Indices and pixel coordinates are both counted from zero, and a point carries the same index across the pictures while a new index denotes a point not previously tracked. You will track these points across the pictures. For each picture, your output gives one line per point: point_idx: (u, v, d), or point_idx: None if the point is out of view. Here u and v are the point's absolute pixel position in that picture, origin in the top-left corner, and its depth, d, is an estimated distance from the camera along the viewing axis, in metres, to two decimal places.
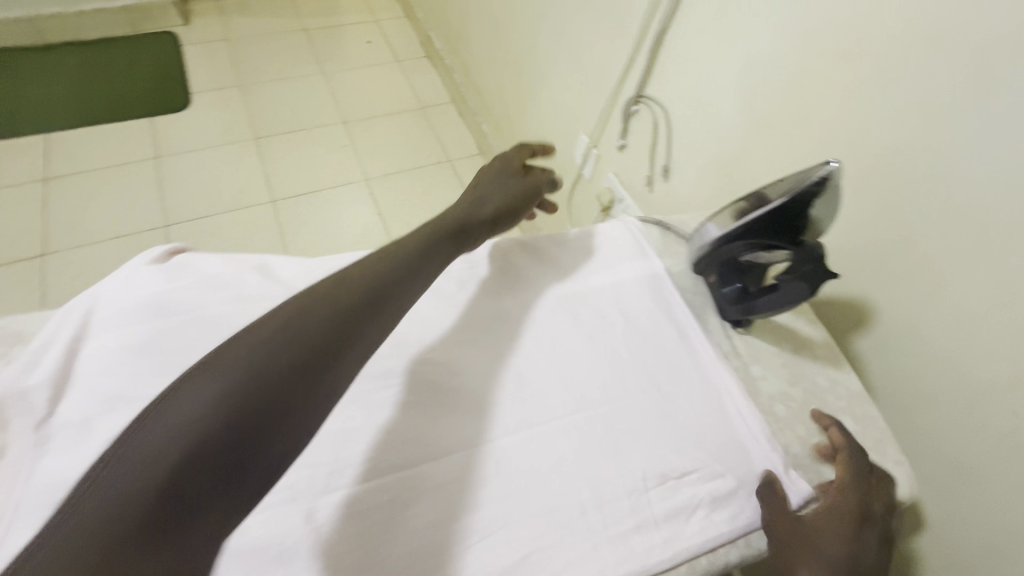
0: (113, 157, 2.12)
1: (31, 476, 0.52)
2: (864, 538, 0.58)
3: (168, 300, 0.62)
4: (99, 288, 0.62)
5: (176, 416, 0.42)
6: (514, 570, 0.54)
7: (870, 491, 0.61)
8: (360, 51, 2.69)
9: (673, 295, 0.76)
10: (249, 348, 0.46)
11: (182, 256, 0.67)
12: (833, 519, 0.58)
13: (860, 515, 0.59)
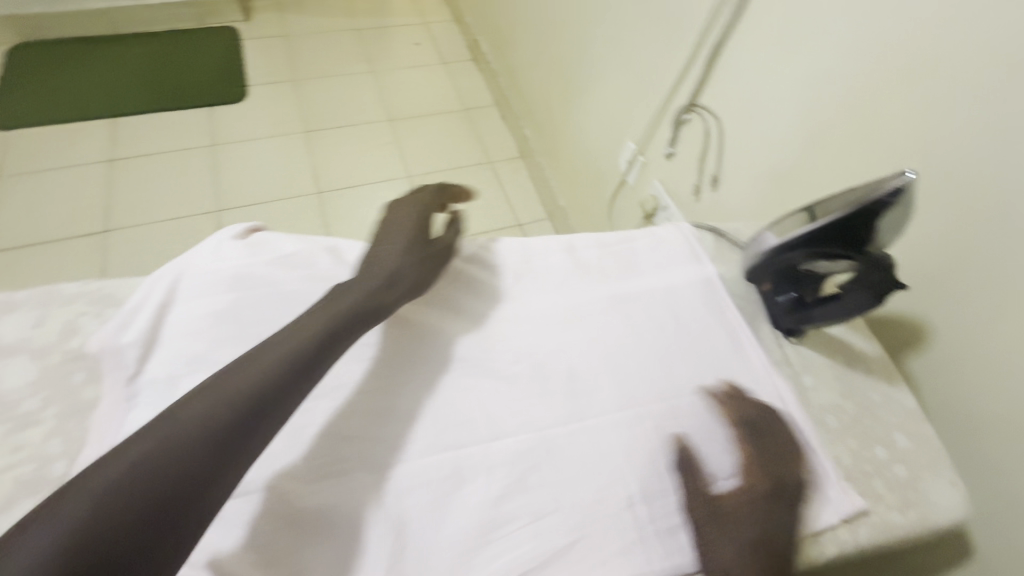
0: (174, 143, 2.22)
1: (122, 426, 0.56)
2: (772, 513, 0.59)
3: (249, 274, 0.66)
4: (185, 258, 0.66)
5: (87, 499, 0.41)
6: (562, 553, 0.56)
7: (771, 463, 0.62)
8: (408, 51, 2.76)
9: (726, 300, 0.77)
10: (185, 411, 0.47)
11: (260, 234, 0.71)
12: (748, 502, 0.59)
13: (763, 488, 0.60)
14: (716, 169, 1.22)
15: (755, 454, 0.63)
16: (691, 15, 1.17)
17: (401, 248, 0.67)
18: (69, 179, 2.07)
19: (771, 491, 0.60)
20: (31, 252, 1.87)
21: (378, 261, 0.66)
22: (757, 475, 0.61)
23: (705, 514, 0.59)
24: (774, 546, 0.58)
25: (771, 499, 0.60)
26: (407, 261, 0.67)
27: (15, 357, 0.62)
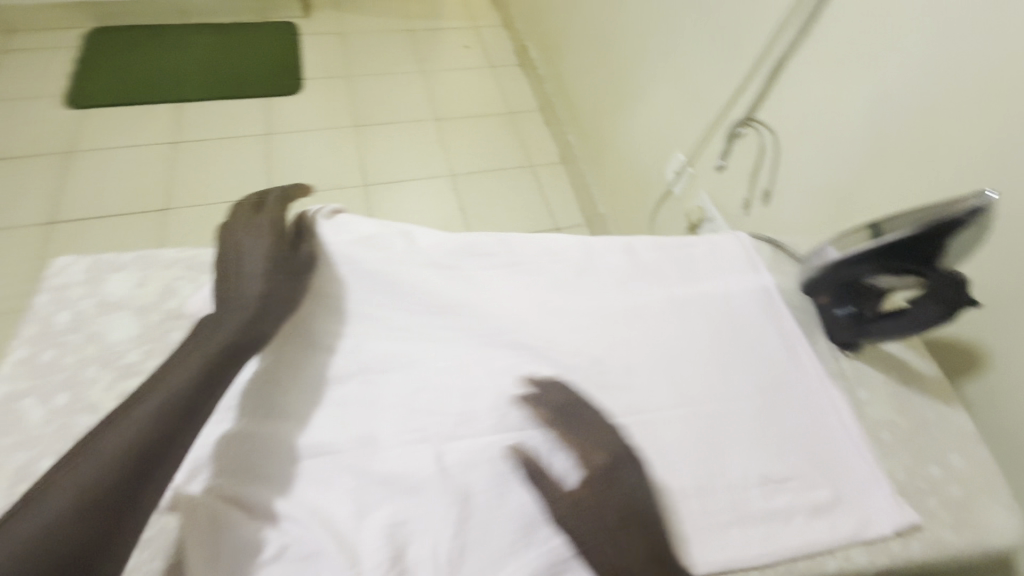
0: (231, 130, 2.31)
1: None
2: (620, 484, 0.59)
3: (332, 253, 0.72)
4: (275, 234, 0.73)
5: (53, 497, 0.47)
6: (618, 536, 0.58)
7: (601, 430, 0.62)
8: (457, 54, 2.82)
9: (784, 310, 0.78)
10: (79, 468, 0.49)
11: (343, 217, 0.77)
12: (588, 483, 0.58)
13: (602, 461, 0.60)
14: (768, 184, 1.23)
15: (575, 431, 0.62)
16: (754, 31, 1.18)
17: (262, 268, 0.65)
18: (134, 157, 2.17)
19: (609, 460, 0.60)
20: (96, 224, 1.97)
21: (242, 294, 0.64)
22: (592, 450, 0.61)
23: (568, 513, 0.57)
24: (642, 517, 0.58)
25: (613, 473, 0.59)
26: (272, 281, 0.65)
27: (121, 312, 0.67)
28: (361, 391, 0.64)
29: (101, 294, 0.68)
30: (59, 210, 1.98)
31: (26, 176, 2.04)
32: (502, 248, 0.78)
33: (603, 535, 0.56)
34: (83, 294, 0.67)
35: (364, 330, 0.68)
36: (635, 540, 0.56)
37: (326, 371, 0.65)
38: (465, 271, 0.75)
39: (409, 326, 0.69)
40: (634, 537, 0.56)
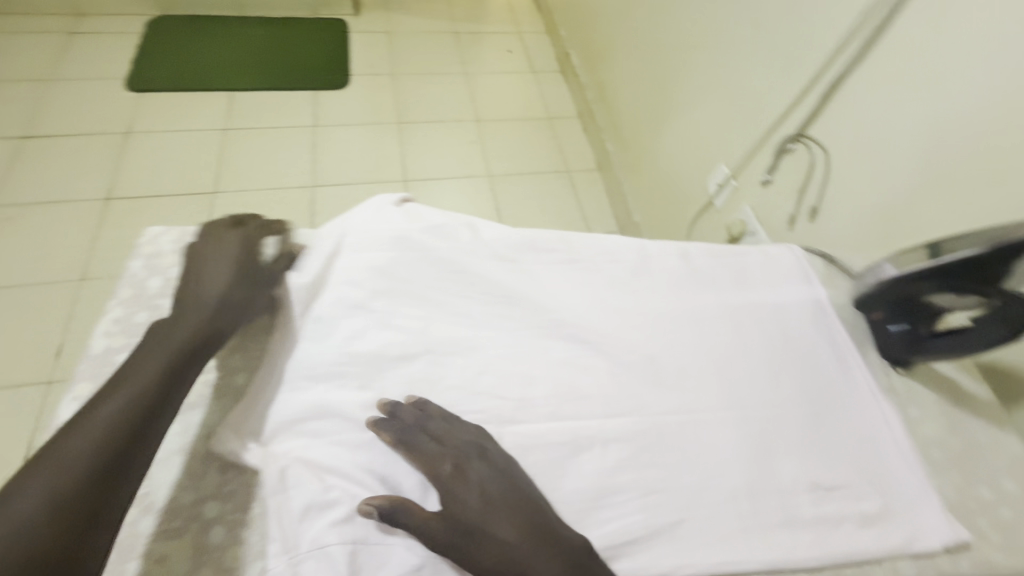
0: (277, 122, 2.35)
1: (295, 351, 0.67)
2: (473, 481, 0.57)
3: (407, 239, 0.76)
4: (352, 217, 0.77)
5: (35, 485, 0.49)
6: (671, 530, 0.60)
7: (445, 431, 0.61)
8: (500, 58, 2.87)
9: (836, 323, 0.79)
10: (54, 458, 0.50)
11: (412, 206, 0.81)
12: (454, 504, 0.56)
13: (450, 465, 0.58)
14: (815, 201, 1.23)
15: (417, 442, 0.60)
16: (812, 50, 1.19)
17: (225, 276, 0.68)
18: (185, 139, 2.22)
19: (456, 460, 0.58)
20: (145, 203, 2.01)
21: (199, 297, 0.65)
22: (436, 458, 0.59)
23: (443, 528, 0.55)
24: (508, 502, 0.56)
25: (460, 477, 0.57)
26: (235, 287, 0.67)
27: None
28: (428, 371, 0.67)
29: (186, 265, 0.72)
30: (114, 188, 2.03)
31: (86, 153, 2.10)
32: (562, 245, 0.81)
33: (475, 539, 0.54)
34: (174, 262, 0.73)
35: (431, 313, 0.71)
36: (502, 524, 0.55)
37: (395, 348, 0.67)
38: (527, 265, 0.78)
39: (474, 313, 0.72)
40: (507, 521, 0.55)
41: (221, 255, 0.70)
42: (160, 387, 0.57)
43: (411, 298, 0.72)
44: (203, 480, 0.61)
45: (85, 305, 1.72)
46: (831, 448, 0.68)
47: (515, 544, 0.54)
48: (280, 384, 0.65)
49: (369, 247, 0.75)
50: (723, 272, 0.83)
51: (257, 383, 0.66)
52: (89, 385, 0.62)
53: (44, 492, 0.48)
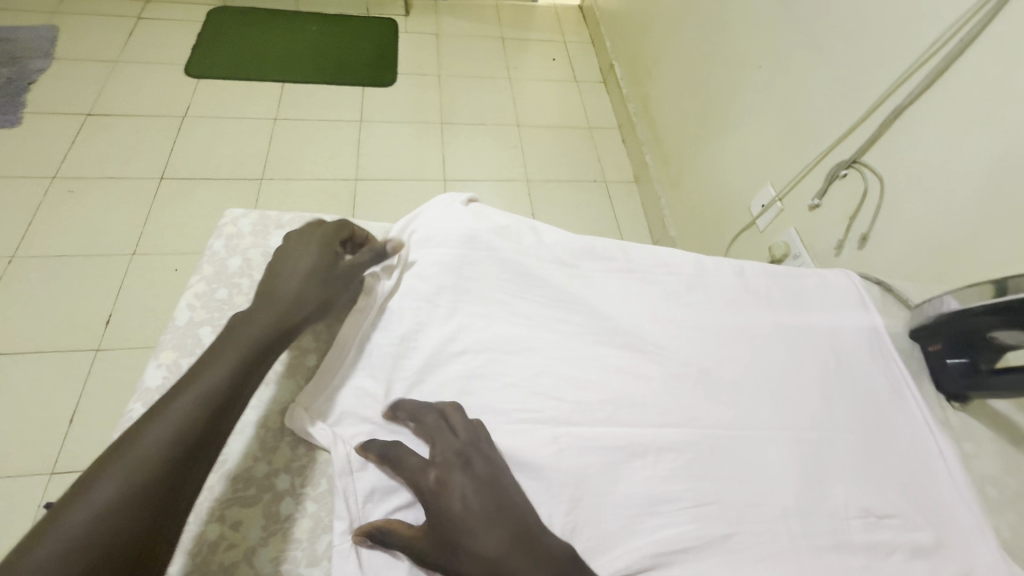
0: (326, 114, 2.41)
1: (367, 343, 0.73)
2: (454, 491, 0.57)
3: (475, 237, 0.79)
4: (427, 215, 0.82)
5: (126, 460, 0.51)
6: (722, 543, 0.60)
7: (431, 443, 0.61)
8: (544, 65, 2.90)
9: (893, 352, 0.79)
10: (144, 434, 0.53)
11: (479, 205, 0.85)
12: (437, 519, 0.56)
13: (434, 477, 0.58)
14: (866, 228, 1.22)
15: (403, 455, 0.61)
16: (868, 83, 1.20)
17: (303, 273, 0.71)
18: (238, 126, 2.28)
19: (439, 471, 0.58)
20: (195, 185, 2.06)
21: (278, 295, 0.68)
22: (422, 469, 0.59)
23: (428, 539, 0.55)
24: (489, 515, 0.55)
25: (443, 488, 0.57)
26: (309, 283, 0.70)
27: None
28: (490, 365, 0.69)
29: None
30: (168, 168, 2.09)
31: (144, 133, 2.17)
32: (621, 254, 0.83)
33: (457, 552, 0.54)
34: (250, 244, 0.82)
35: (495, 311, 0.74)
36: (481, 536, 0.53)
37: (458, 341, 0.70)
38: (585, 272, 0.80)
39: (534, 314, 0.74)
40: (487, 534, 0.54)
41: (300, 255, 0.74)
42: (235, 378, 0.59)
43: (475, 294, 0.74)
44: (273, 453, 0.69)
45: (134, 278, 1.77)
46: (884, 476, 0.68)
47: (494, 559, 0.52)
48: (352, 372, 0.72)
49: (439, 242, 0.78)
50: (780, 294, 0.83)
51: (330, 369, 0.72)
52: (173, 353, 0.70)
53: (124, 475, 0.50)
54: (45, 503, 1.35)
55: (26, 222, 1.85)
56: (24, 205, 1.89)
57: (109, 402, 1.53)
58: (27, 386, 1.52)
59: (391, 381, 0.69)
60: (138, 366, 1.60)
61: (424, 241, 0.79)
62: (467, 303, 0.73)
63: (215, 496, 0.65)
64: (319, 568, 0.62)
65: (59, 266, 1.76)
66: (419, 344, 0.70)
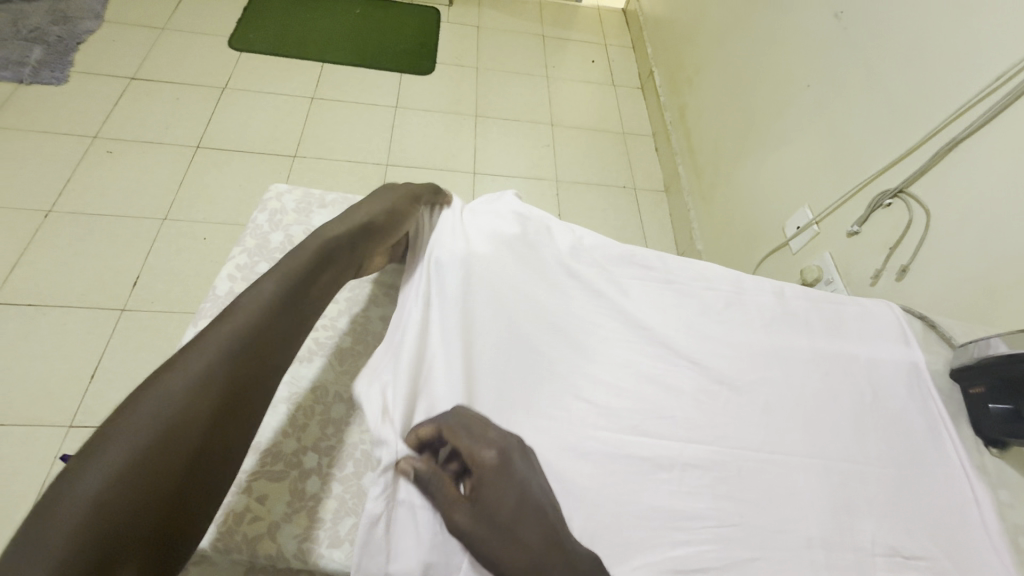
0: (363, 96, 2.42)
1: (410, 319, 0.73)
2: (514, 476, 0.58)
3: (522, 242, 0.83)
4: (476, 215, 0.87)
5: (189, 373, 0.55)
6: (742, 567, 0.59)
7: (490, 424, 0.62)
8: (583, 67, 2.88)
9: (932, 390, 0.77)
10: (205, 351, 0.56)
11: (522, 209, 0.88)
12: (492, 498, 0.57)
13: (493, 455, 0.59)
14: (907, 259, 1.18)
15: (464, 425, 0.61)
16: (921, 114, 1.17)
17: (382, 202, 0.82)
18: (276, 102, 2.30)
19: (500, 452, 0.59)
20: (230, 156, 2.08)
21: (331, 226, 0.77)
22: (483, 445, 0.60)
23: (473, 517, 0.56)
24: (540, 507, 0.57)
25: (502, 469, 0.58)
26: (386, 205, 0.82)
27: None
28: (522, 351, 0.70)
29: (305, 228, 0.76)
30: (205, 138, 2.11)
31: (184, 102, 2.20)
32: (660, 265, 0.84)
33: (502, 535, 0.55)
34: (293, 221, 0.84)
35: (533, 298, 0.76)
36: (530, 528, 0.55)
37: (498, 333, 0.71)
38: (622, 279, 0.81)
39: (570, 308, 0.76)
40: (536, 527, 0.56)
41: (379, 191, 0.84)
42: (286, 312, 0.63)
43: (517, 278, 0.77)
44: (302, 431, 0.70)
45: (163, 243, 1.80)
46: (913, 515, 0.66)
47: (540, 549, 0.54)
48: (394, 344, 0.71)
49: (486, 243, 0.82)
50: (819, 318, 0.82)
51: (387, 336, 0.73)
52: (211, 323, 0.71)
53: (189, 387, 0.54)
54: (63, 456, 1.38)
55: (64, 179, 1.88)
56: (66, 162, 1.93)
57: (130, 360, 1.56)
58: (54, 338, 1.56)
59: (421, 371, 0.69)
60: (160, 329, 1.62)
61: (468, 228, 0.84)
62: (511, 298, 0.75)
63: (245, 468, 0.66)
64: (340, 550, 0.62)
65: (93, 225, 1.80)
66: (453, 327, 0.71)
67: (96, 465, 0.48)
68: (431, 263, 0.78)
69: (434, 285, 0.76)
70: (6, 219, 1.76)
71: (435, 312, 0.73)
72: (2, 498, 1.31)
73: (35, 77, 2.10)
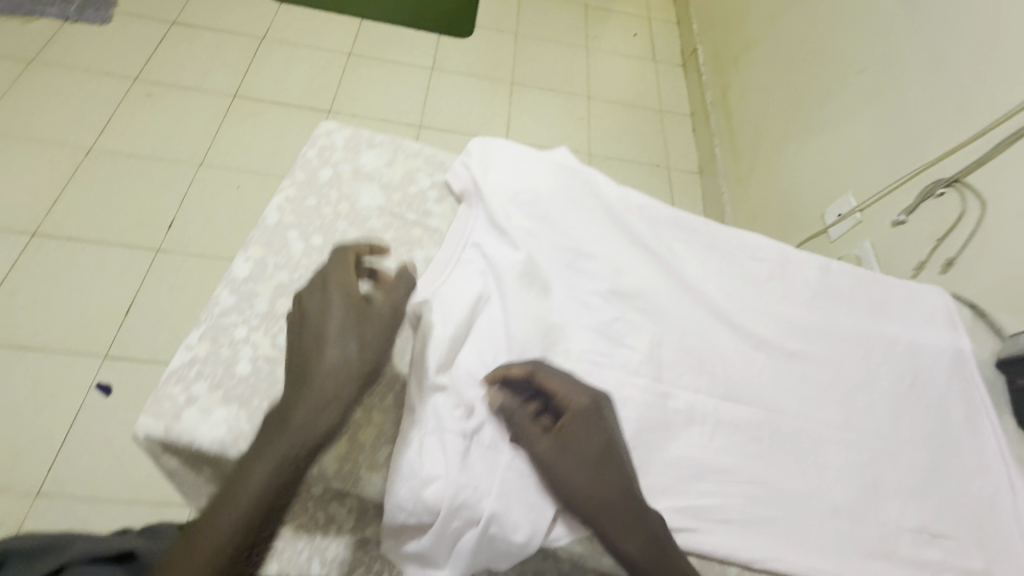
0: (399, 56, 2.36)
1: (456, 266, 0.73)
2: (600, 427, 0.59)
3: (569, 198, 0.79)
4: (523, 164, 0.81)
5: (271, 466, 0.54)
6: (767, 526, 0.60)
7: (574, 375, 0.62)
8: (622, 39, 2.73)
9: (975, 377, 0.75)
10: (286, 441, 0.54)
11: (572, 162, 0.83)
12: (577, 440, 0.58)
13: (582, 400, 0.60)
14: (954, 252, 1.14)
15: (556, 370, 0.62)
16: (984, 103, 1.12)
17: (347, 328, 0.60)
18: (314, 57, 2.26)
19: (589, 398, 0.60)
20: (269, 108, 2.08)
21: (279, 418, 0.56)
22: (575, 389, 0.60)
23: (552, 449, 0.57)
24: (618, 458, 0.58)
25: (590, 415, 0.59)
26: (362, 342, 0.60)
27: (370, 183, 0.84)
28: (561, 305, 0.70)
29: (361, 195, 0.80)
30: (242, 86, 2.10)
31: (224, 49, 2.19)
32: (706, 231, 0.82)
33: (579, 471, 0.56)
34: (342, 158, 0.85)
35: (578, 244, 0.75)
36: (607, 473, 0.56)
37: (539, 292, 0.71)
38: (667, 240, 0.80)
39: (617, 259, 0.75)
40: (612, 474, 0.57)
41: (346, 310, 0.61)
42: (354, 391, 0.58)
43: (558, 223, 0.76)
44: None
45: (198, 188, 1.82)
46: (944, 498, 0.65)
47: (612, 494, 0.55)
48: (440, 284, 0.71)
49: (532, 196, 0.78)
50: (867, 299, 0.80)
51: (431, 272, 0.74)
52: (260, 251, 0.73)
53: (270, 483, 0.53)
54: (96, 384, 1.42)
55: (105, 119, 1.90)
56: (106, 101, 1.94)
57: (160, 301, 1.59)
58: (92, 273, 1.60)
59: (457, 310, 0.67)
60: (189, 273, 1.65)
61: (519, 173, 0.80)
62: (553, 259, 0.74)
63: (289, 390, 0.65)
64: (378, 476, 0.63)
65: (131, 166, 1.82)
66: (499, 269, 0.71)
67: (195, 556, 0.50)
68: (474, 218, 0.77)
69: (479, 238, 0.75)
70: (48, 154, 1.79)
71: (483, 255, 0.73)
72: (33, 423, 1.36)
73: (80, 15, 2.10)
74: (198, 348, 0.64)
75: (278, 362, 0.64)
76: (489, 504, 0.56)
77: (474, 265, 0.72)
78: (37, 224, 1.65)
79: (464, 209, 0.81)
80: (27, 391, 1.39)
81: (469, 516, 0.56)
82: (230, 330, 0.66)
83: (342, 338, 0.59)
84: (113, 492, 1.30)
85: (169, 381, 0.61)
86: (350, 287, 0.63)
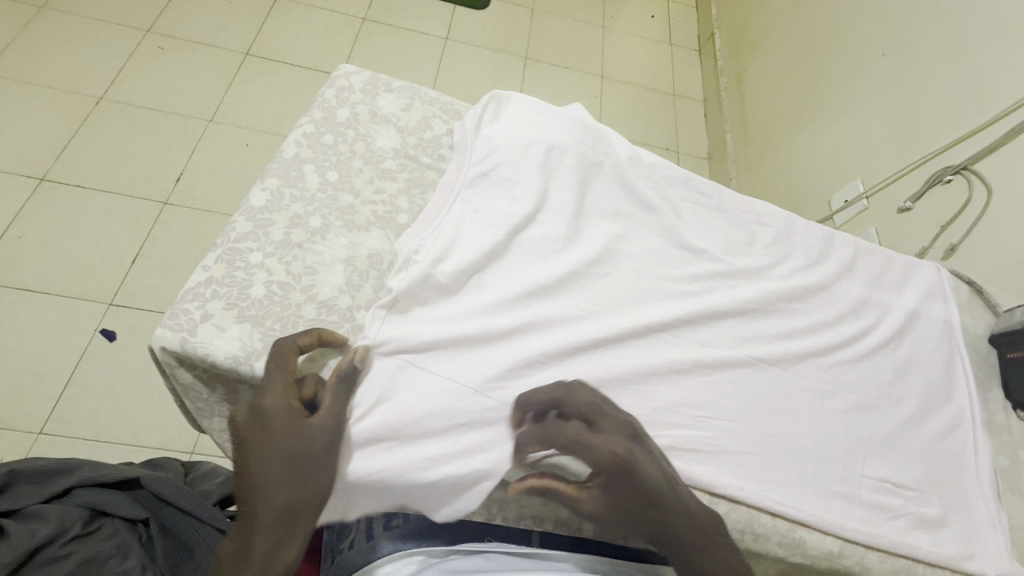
0: (415, 23, 2.18)
1: (456, 199, 0.74)
2: (638, 475, 0.57)
3: (582, 151, 0.81)
4: (530, 117, 0.83)
5: (267, 519, 0.51)
6: (755, 467, 0.64)
7: (590, 434, 0.59)
8: (638, 19, 2.56)
9: (961, 347, 0.82)
10: (272, 493, 0.51)
11: (588, 120, 0.86)
12: (604, 502, 0.56)
13: (604, 470, 0.56)
14: (958, 238, 1.14)
15: (580, 427, 0.59)
16: (996, 94, 1.11)
17: (297, 408, 0.57)
18: (324, 19, 2.08)
19: (618, 458, 0.57)
20: (277, 67, 1.91)
21: (253, 486, 0.52)
22: (604, 440, 0.58)
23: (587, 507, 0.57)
24: (652, 498, 0.57)
25: (621, 475, 0.56)
26: (308, 414, 0.56)
27: (387, 125, 0.87)
28: (561, 252, 0.73)
29: (376, 156, 0.83)
30: (255, 45, 1.94)
31: (239, 5, 2.01)
32: (714, 194, 0.87)
33: (620, 518, 0.56)
34: (359, 100, 0.88)
35: (581, 202, 0.78)
36: (645, 520, 0.56)
37: (537, 237, 0.73)
38: (674, 200, 0.84)
39: (621, 218, 0.79)
40: (648, 521, 0.56)
41: (283, 396, 0.58)
42: (336, 432, 0.56)
43: (565, 177, 0.78)
44: (356, 290, 0.71)
45: (207, 144, 1.70)
46: (911, 455, 0.71)
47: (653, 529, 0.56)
48: (438, 219, 0.72)
49: (543, 146, 0.79)
50: (864, 274, 0.86)
51: (428, 211, 0.75)
52: (277, 181, 0.77)
53: (273, 531, 0.50)
54: (102, 330, 1.35)
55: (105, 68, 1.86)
56: None
57: (136, 258, 1.47)
58: (68, 223, 1.48)
59: (446, 249, 0.69)
60: (197, 228, 1.55)
61: (527, 126, 0.81)
62: (560, 206, 0.76)
63: (302, 313, 0.67)
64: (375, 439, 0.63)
65: (141, 118, 1.70)
66: (496, 221, 0.72)
67: None
68: (467, 160, 0.79)
69: (474, 176, 0.76)
70: (58, 102, 1.67)
71: (478, 190, 0.75)
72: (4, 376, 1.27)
73: None
74: (213, 269, 0.68)
75: (291, 289, 0.68)
76: (424, 430, 0.58)
77: (464, 216, 0.72)
78: (46, 169, 1.55)
79: (461, 152, 0.82)
80: (33, 336, 1.32)
81: (402, 441, 0.57)
82: (245, 254, 0.69)
83: (288, 409, 0.56)
84: (112, 436, 1.24)
85: (185, 299, 0.65)
86: (291, 373, 0.60)
